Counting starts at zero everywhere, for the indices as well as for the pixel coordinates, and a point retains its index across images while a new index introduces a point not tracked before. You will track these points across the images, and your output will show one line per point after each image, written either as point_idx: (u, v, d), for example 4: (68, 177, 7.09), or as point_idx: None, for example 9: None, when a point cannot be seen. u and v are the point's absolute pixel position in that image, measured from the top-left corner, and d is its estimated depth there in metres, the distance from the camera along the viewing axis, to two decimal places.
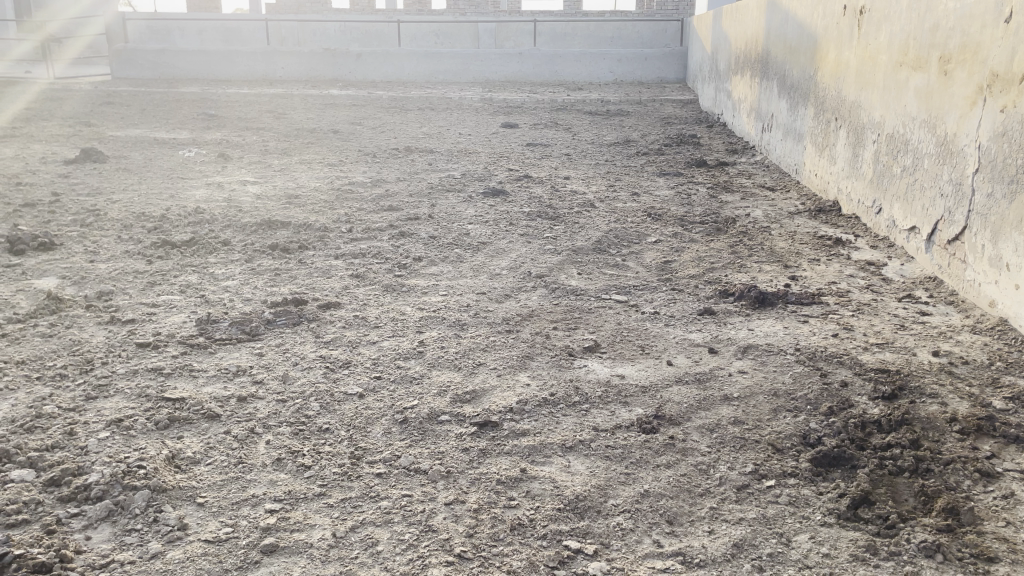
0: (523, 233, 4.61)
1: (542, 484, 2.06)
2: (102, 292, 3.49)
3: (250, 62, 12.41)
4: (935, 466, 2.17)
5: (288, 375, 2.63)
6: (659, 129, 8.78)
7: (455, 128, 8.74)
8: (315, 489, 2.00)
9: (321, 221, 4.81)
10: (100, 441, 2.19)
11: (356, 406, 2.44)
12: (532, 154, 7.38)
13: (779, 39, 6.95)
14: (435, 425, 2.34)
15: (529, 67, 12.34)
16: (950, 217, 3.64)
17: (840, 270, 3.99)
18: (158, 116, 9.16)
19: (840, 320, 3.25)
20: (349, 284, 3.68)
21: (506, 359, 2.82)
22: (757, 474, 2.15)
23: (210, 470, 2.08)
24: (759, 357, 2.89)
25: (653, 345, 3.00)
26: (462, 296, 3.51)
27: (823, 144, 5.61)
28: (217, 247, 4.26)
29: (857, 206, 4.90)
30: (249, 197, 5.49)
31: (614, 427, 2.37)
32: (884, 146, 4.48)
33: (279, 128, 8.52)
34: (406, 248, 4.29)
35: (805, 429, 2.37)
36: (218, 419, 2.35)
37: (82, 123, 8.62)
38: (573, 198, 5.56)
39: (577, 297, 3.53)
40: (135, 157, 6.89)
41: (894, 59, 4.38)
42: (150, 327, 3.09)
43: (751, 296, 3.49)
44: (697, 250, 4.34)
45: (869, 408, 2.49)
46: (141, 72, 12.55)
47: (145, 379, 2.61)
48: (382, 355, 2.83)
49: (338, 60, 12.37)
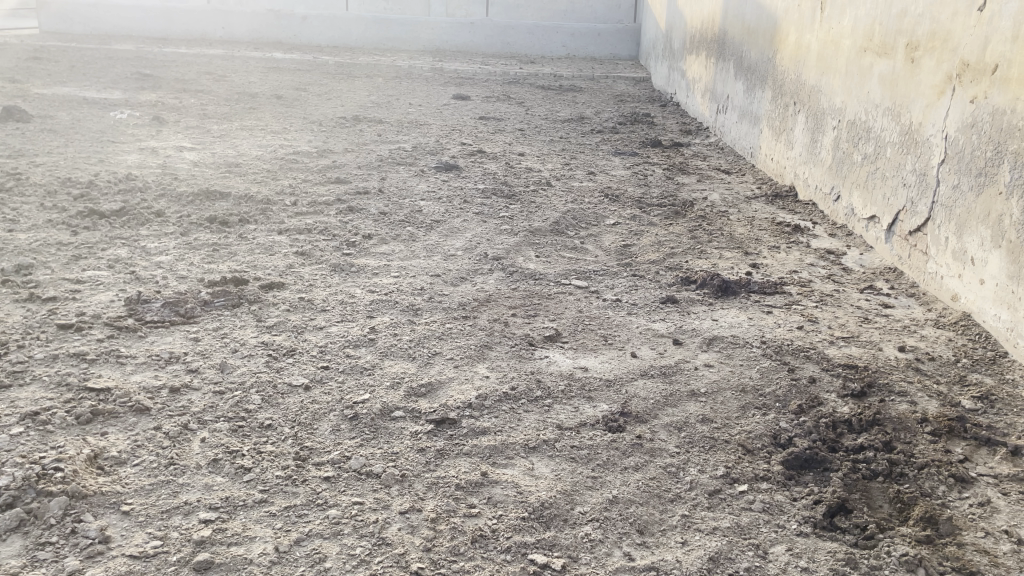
0: (478, 211, 4.43)
1: (504, 489, 1.91)
2: (21, 265, 3.21)
3: (190, 20, 11.82)
4: (909, 470, 2.10)
5: (226, 363, 2.43)
6: (613, 107, 8.65)
7: (405, 99, 8.46)
8: (255, 495, 1.82)
9: (264, 193, 4.55)
10: (12, 437, 1.96)
11: (301, 400, 2.26)
12: (485, 128, 7.17)
13: (736, 20, 6.86)
14: (388, 421, 2.17)
15: (481, 37, 11.97)
16: (912, 208, 3.60)
17: (800, 258, 3.93)
18: (88, 74, 8.64)
19: (804, 311, 3.17)
20: (293, 262, 3.45)
21: (463, 348, 2.66)
22: (729, 478, 2.04)
23: (137, 473, 1.87)
24: (725, 349, 2.79)
25: (616, 335, 2.87)
26: (415, 278, 3.33)
27: (780, 127, 5.55)
28: (151, 219, 3.98)
29: (814, 192, 4.85)
30: (185, 164, 5.19)
31: (579, 425, 2.23)
32: (845, 132, 4.42)
33: (219, 92, 8.11)
34: (355, 224, 4.08)
35: (775, 429, 2.28)
36: (148, 412, 2.14)
37: (6, 79, 8.07)
38: (528, 176, 5.40)
39: (536, 281, 3.39)
40: (62, 117, 6.48)
41: (858, 44, 4.31)
42: (74, 306, 2.83)
43: (713, 285, 3.39)
44: (657, 234, 4.23)
45: (839, 406, 2.41)
46: (72, 27, 11.88)
47: (66, 366, 2.37)
48: (330, 343, 2.64)
49: (282, 22, 11.85)
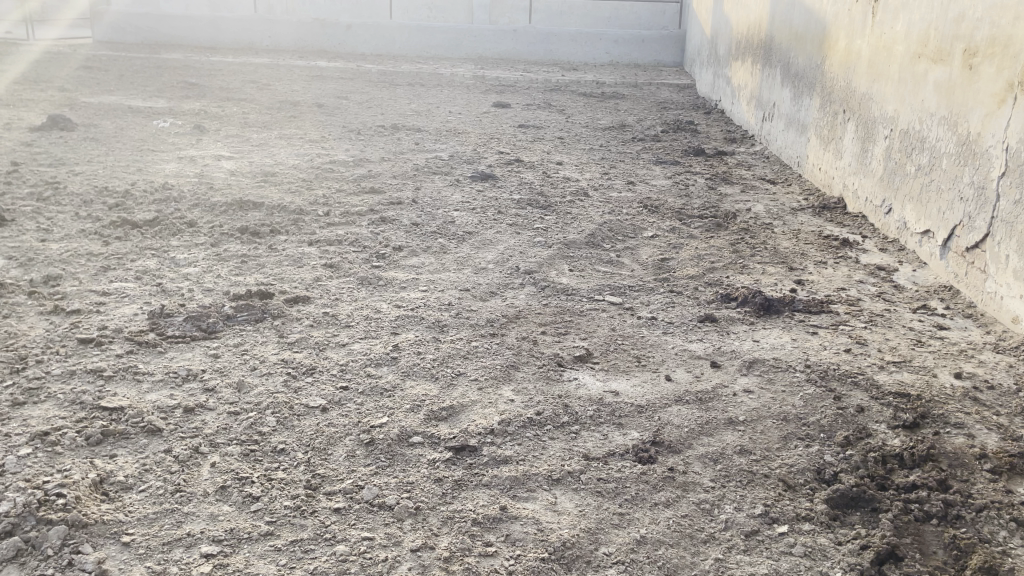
0: (512, 223, 4.33)
1: (525, 526, 1.80)
2: (50, 276, 3.20)
3: (238, 29, 11.95)
4: (966, 512, 1.94)
5: (243, 383, 2.35)
6: (656, 114, 8.49)
7: (445, 106, 8.41)
8: (261, 527, 1.73)
9: (297, 203, 4.51)
10: (19, 459, 1.91)
11: (318, 423, 2.17)
12: (524, 136, 7.07)
13: (784, 25, 6.65)
14: (405, 448, 2.07)
15: (524, 45, 11.87)
16: (970, 223, 3.39)
17: (849, 274, 3.74)
18: (135, 83, 8.76)
19: (852, 332, 2.99)
20: (321, 275, 3.39)
21: (488, 369, 2.55)
22: (768, 518, 1.90)
23: (142, 499, 1.80)
24: (766, 373, 2.63)
25: (650, 356, 2.74)
26: (443, 293, 3.23)
27: (828, 136, 5.35)
28: (182, 229, 3.96)
29: (864, 204, 4.64)
30: (222, 173, 5.19)
31: (607, 455, 2.11)
32: (898, 142, 4.22)
33: (261, 100, 8.16)
34: (386, 235, 4.00)
35: (819, 463, 2.13)
36: (159, 434, 2.08)
37: (56, 88, 8.21)
38: (565, 186, 5.28)
39: (568, 297, 3.27)
40: (106, 125, 6.56)
41: (912, 49, 4.11)
42: (97, 319, 2.80)
43: (755, 303, 3.23)
44: (696, 248, 4.07)
45: (889, 439, 2.25)
46: (124, 37, 12.10)
47: (83, 383, 2.32)
48: (352, 361, 2.55)
49: (327, 31, 11.90)
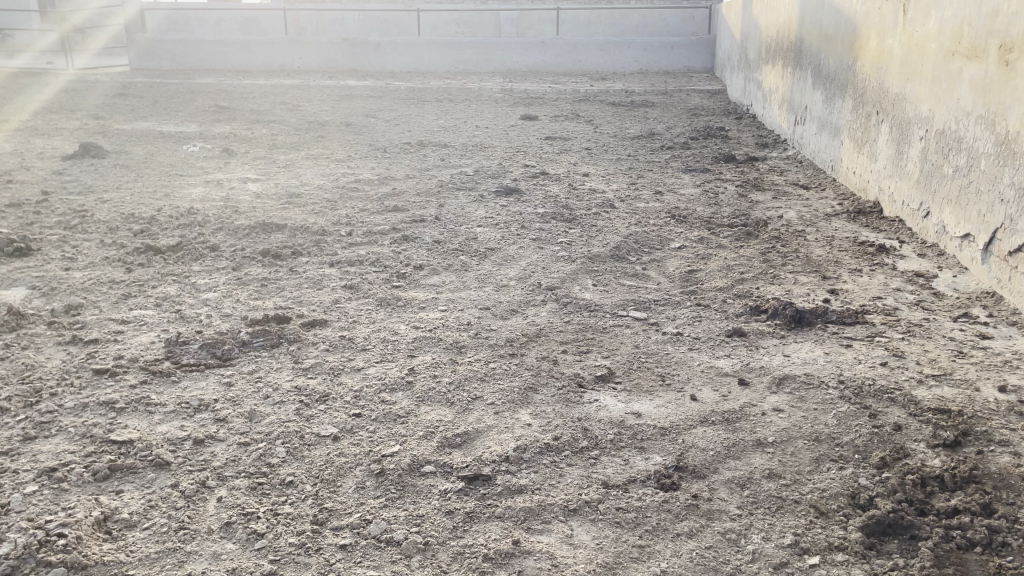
0: (535, 237, 4.25)
1: (538, 561, 1.72)
2: (71, 305, 3.20)
3: (269, 52, 12.08)
4: (1013, 539, 1.80)
5: (254, 412, 2.31)
6: (686, 121, 8.35)
7: (472, 121, 8.38)
8: (264, 566, 1.68)
9: (320, 223, 4.49)
10: (25, 498, 1.89)
11: (328, 452, 2.11)
12: (550, 148, 7.00)
13: (815, 26, 6.49)
14: (417, 478, 2.00)
15: (551, 57, 11.81)
16: (1012, 225, 3.23)
17: (885, 282, 3.59)
18: (168, 109, 8.88)
19: (889, 344, 2.86)
20: (340, 297, 3.35)
21: (506, 392, 2.47)
22: (799, 548, 1.79)
23: (145, 538, 1.76)
24: (797, 391, 2.51)
25: (675, 374, 2.64)
26: (463, 312, 3.17)
27: (861, 139, 5.19)
28: (205, 254, 3.95)
29: (901, 208, 4.48)
30: (247, 196, 5.20)
31: (627, 481, 2.02)
32: (934, 143, 4.06)
33: (290, 122, 8.21)
34: (408, 254, 3.96)
35: (854, 487, 2.01)
36: (167, 467, 2.04)
37: (91, 116, 8.36)
38: (590, 197, 5.20)
39: (591, 314, 3.18)
40: (137, 152, 6.64)
41: (945, 47, 3.96)
42: (113, 349, 2.78)
43: (785, 315, 3.11)
44: (725, 258, 3.96)
45: (928, 459, 2.12)
46: (159, 63, 12.30)
47: (94, 415, 2.30)
48: (366, 387, 2.49)
49: (356, 51, 11.98)
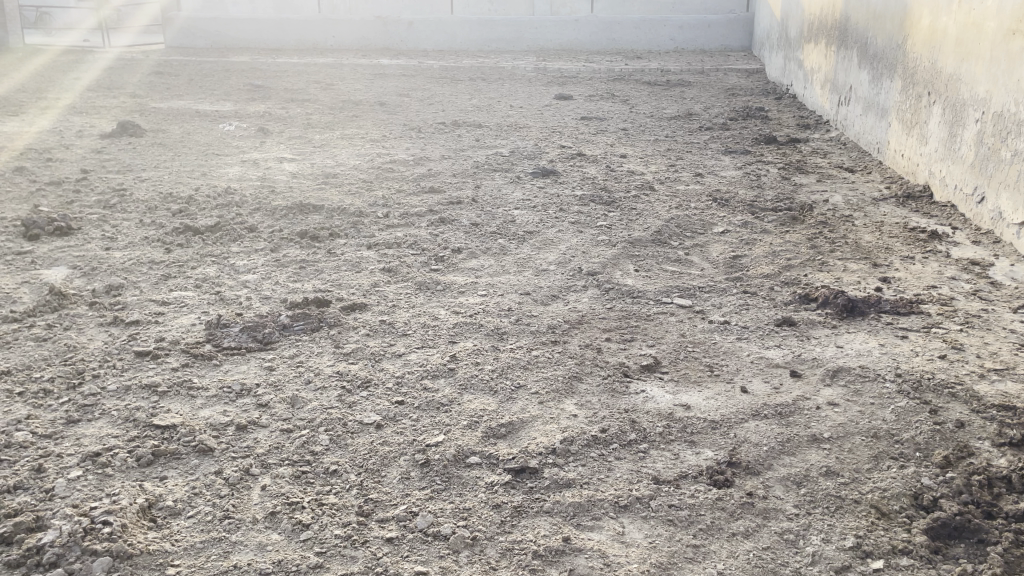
0: (575, 221, 4.18)
1: (590, 560, 1.67)
2: (111, 285, 3.19)
3: (302, 30, 12.05)
4: None
5: (296, 398, 2.28)
6: (725, 101, 8.18)
7: (506, 101, 8.28)
8: (310, 559, 1.65)
9: (357, 204, 4.45)
10: (69, 483, 1.87)
11: (372, 441, 2.07)
12: (587, 128, 6.89)
13: (862, 4, 6.29)
14: (462, 469, 1.96)
15: (585, 35, 11.60)
16: None
17: (939, 270, 3.47)
18: (204, 87, 8.90)
19: (947, 336, 2.75)
20: (379, 280, 3.31)
21: (550, 380, 2.42)
22: (861, 551, 1.72)
23: (190, 527, 1.74)
24: (852, 383, 2.42)
25: (723, 365, 2.56)
26: (503, 297, 3.12)
27: (911, 121, 5.03)
28: (243, 234, 3.93)
29: (952, 192, 4.34)
30: (283, 176, 5.18)
31: (678, 477, 1.95)
32: (990, 126, 3.92)
33: (325, 100, 8.18)
34: (445, 237, 3.90)
35: (916, 486, 1.93)
36: (210, 454, 2.02)
37: (128, 94, 8.39)
38: (629, 179, 5.10)
39: (634, 300, 3.11)
40: (173, 130, 6.65)
41: (1005, 26, 3.80)
42: (154, 331, 2.76)
43: (837, 304, 3.01)
44: (771, 243, 3.85)
45: (993, 458, 2.03)
46: (194, 41, 12.35)
47: (136, 399, 2.28)
48: (408, 373, 2.45)
49: (389, 29, 11.89)
